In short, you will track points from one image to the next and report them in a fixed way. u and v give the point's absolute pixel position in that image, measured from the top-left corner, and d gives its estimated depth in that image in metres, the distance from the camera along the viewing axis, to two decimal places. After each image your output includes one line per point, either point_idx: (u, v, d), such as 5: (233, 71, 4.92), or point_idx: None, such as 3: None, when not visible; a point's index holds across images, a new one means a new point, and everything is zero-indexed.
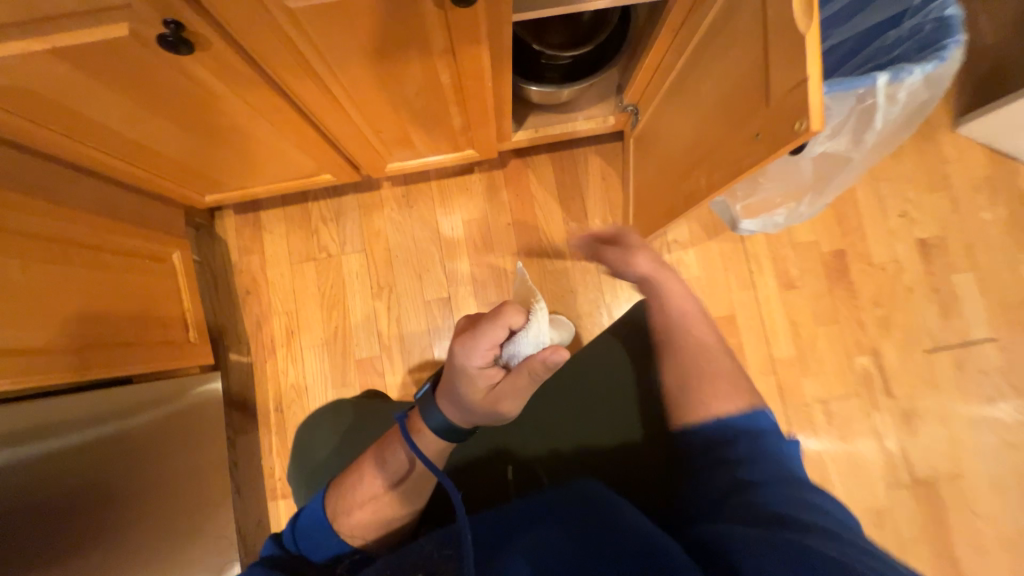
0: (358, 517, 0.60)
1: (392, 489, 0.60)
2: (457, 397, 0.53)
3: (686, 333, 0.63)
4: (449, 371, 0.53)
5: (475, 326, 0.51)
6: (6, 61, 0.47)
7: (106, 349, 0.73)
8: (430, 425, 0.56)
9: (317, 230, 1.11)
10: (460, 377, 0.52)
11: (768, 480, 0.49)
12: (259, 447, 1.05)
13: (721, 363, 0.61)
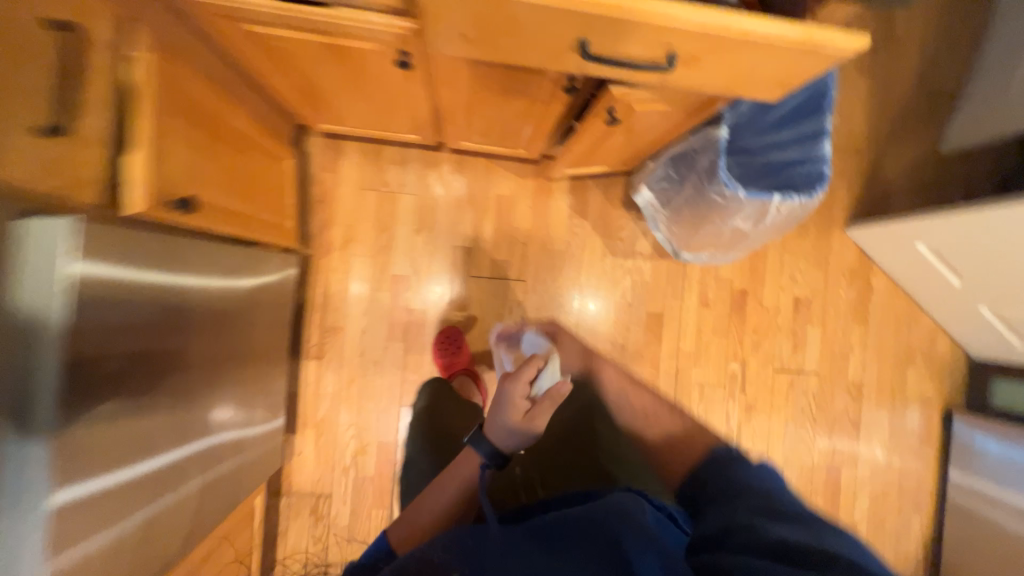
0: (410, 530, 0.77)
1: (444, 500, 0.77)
2: (503, 425, 0.78)
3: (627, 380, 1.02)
4: (496, 407, 0.80)
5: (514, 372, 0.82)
6: (294, 44, 0.79)
7: (257, 219, 1.08)
8: (482, 450, 0.78)
9: (385, 169, 1.42)
10: (504, 407, 0.80)
11: (779, 503, 0.56)
12: (303, 317, 1.41)
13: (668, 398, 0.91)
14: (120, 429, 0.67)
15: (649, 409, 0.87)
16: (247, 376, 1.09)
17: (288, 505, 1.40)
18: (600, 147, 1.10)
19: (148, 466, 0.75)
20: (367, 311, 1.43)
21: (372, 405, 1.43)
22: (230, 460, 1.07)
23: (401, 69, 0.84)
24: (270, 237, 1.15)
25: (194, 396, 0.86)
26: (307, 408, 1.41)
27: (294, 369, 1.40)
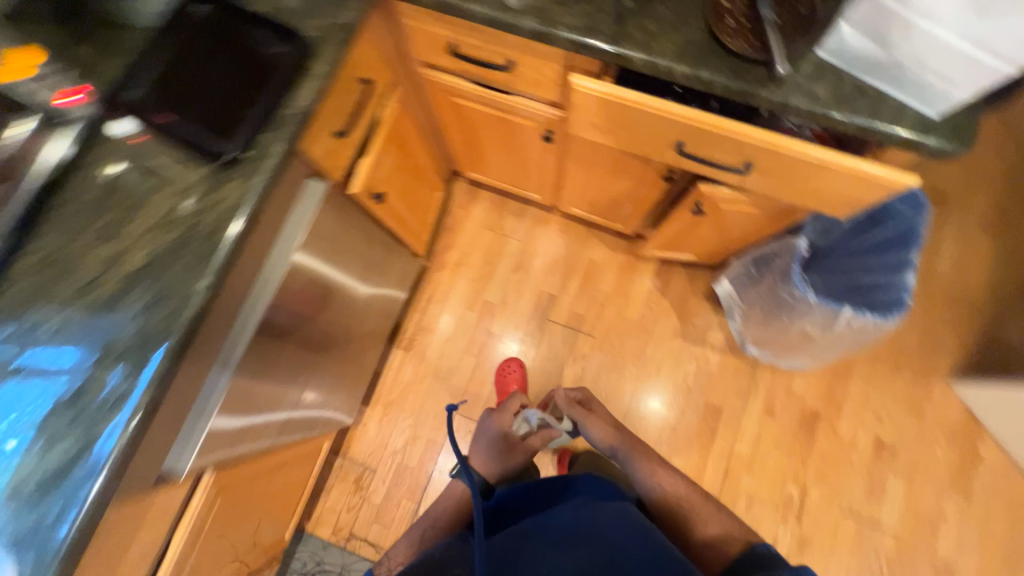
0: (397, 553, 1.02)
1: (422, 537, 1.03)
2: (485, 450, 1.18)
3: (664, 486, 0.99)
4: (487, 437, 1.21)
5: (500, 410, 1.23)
6: (479, 113, 1.13)
7: (409, 226, 1.42)
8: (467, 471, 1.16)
9: (504, 217, 1.75)
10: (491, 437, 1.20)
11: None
12: (406, 314, 1.71)
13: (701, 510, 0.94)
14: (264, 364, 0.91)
15: (684, 497, 0.97)
16: (355, 350, 1.33)
17: (340, 468, 1.59)
18: (683, 236, 1.28)
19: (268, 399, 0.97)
20: (455, 323, 1.69)
21: (433, 405, 1.64)
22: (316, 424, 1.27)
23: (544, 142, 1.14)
24: (411, 243, 1.48)
25: (319, 332, 1.08)
26: (384, 389, 1.66)
27: (385, 354, 1.68)
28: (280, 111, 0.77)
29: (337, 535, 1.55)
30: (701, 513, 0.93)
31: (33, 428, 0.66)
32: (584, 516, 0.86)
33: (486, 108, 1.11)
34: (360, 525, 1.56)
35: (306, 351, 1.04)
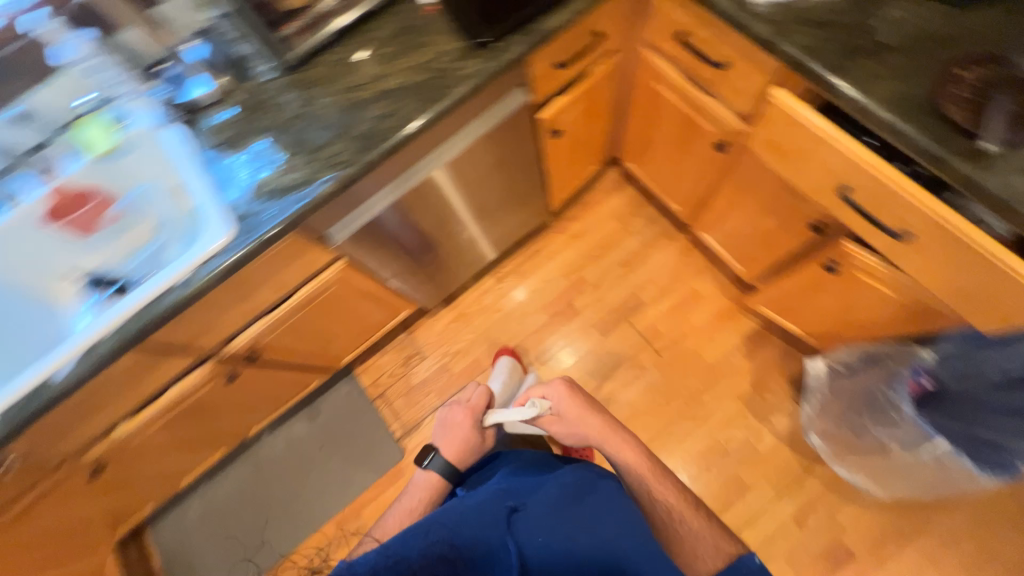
0: (381, 530, 1.04)
1: (407, 513, 1.06)
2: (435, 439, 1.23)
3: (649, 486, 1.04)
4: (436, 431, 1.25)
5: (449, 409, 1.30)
6: (669, 105, 1.25)
7: (559, 179, 1.58)
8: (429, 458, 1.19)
9: (636, 216, 1.84)
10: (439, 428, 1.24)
11: None
12: (512, 254, 1.89)
13: (686, 520, 0.97)
14: (399, 220, 1.15)
15: (672, 503, 1.01)
16: (465, 253, 1.56)
17: (400, 341, 1.84)
18: (802, 295, 1.26)
19: (387, 248, 1.21)
20: (546, 282, 1.83)
21: (495, 334, 1.81)
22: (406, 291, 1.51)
23: (716, 151, 1.21)
24: (552, 195, 1.64)
25: (458, 212, 1.31)
26: (464, 302, 1.86)
27: (479, 275, 1.88)
28: (531, 24, 0.97)
29: (373, 388, 1.81)
30: (687, 524, 0.97)
31: (281, 158, 0.95)
32: (596, 511, 0.87)
33: (679, 103, 1.21)
34: (393, 391, 1.80)
35: (428, 229, 1.27)
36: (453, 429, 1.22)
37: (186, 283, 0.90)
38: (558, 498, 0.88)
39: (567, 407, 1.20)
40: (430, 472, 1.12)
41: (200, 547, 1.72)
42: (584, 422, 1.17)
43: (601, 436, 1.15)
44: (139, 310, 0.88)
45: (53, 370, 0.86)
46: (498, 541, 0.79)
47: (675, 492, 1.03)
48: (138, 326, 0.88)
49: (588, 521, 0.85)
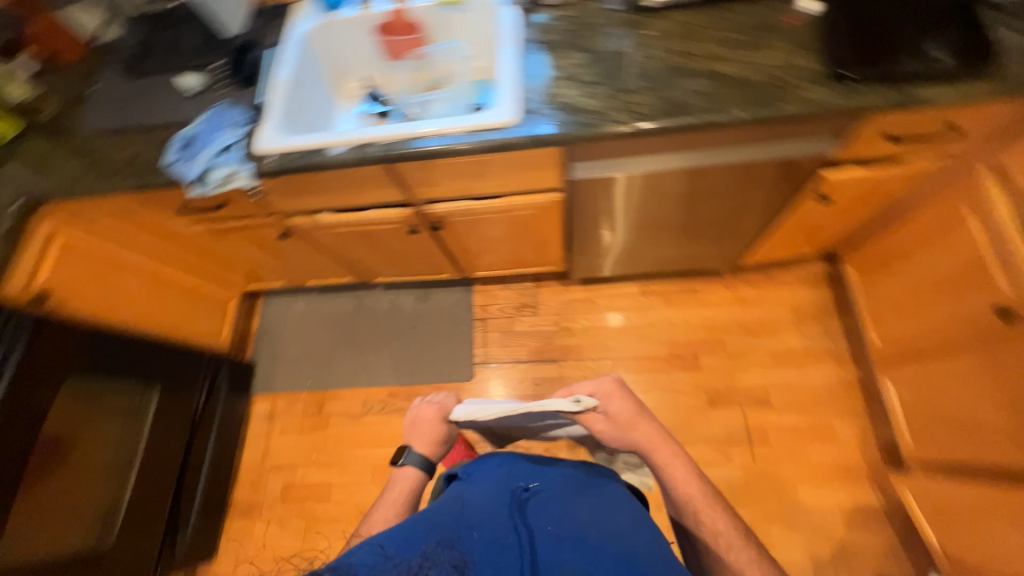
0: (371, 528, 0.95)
1: (397, 506, 0.99)
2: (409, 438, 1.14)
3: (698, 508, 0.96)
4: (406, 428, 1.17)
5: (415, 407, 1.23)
6: (965, 239, 1.08)
7: (774, 238, 1.48)
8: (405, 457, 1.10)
9: (816, 320, 1.67)
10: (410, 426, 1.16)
11: None
12: (669, 278, 1.81)
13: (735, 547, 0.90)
14: (625, 191, 1.15)
15: (720, 530, 0.93)
16: (643, 248, 1.53)
17: (525, 288, 1.89)
18: (982, 513, 1.05)
19: (595, 208, 1.24)
20: (686, 323, 1.74)
21: (610, 336, 1.77)
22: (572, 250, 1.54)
23: (990, 313, 1.03)
24: (756, 247, 1.55)
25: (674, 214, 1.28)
26: (599, 291, 1.84)
27: (628, 278, 1.84)
28: (902, 83, 0.89)
29: (480, 311, 1.89)
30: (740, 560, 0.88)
31: (589, 81, 0.99)
32: (615, 515, 0.80)
33: (982, 244, 1.05)
34: (494, 324, 1.87)
35: (637, 213, 1.26)
36: (421, 425, 1.15)
37: (459, 140, 0.99)
38: (567, 496, 0.83)
39: (617, 408, 1.06)
40: (407, 468, 1.06)
41: (287, 338, 2.00)
42: (631, 432, 1.04)
43: (651, 447, 1.03)
44: (403, 137, 1.01)
45: (332, 145, 1.02)
46: (507, 519, 0.73)
47: (722, 515, 0.95)
48: (405, 150, 1.00)
49: (606, 518, 0.79)
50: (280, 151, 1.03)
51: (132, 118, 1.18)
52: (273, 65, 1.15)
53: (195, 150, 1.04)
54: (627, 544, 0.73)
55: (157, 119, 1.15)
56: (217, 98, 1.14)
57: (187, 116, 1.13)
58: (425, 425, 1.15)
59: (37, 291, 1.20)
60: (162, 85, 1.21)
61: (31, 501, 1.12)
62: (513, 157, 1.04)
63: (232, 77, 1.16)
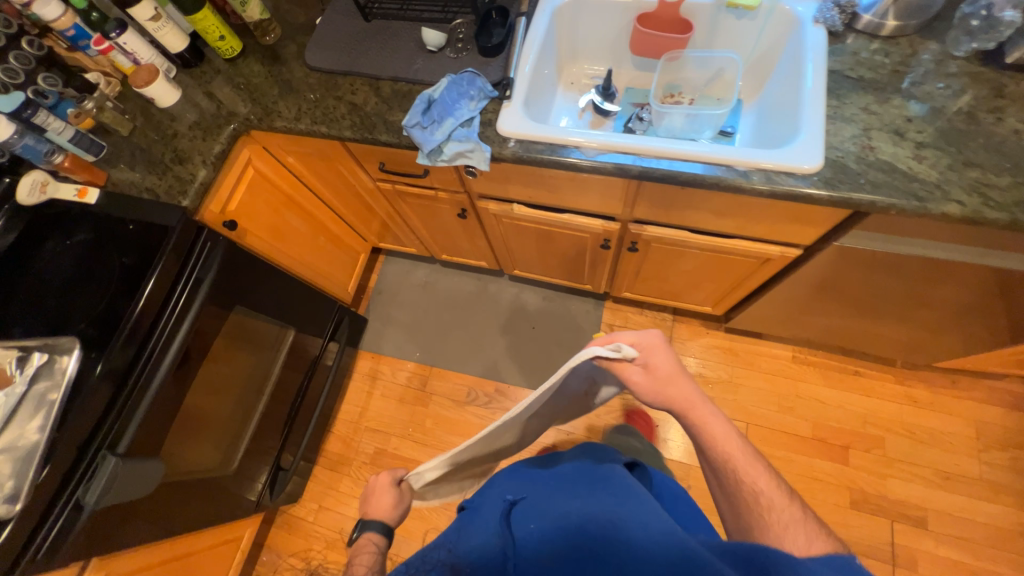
0: None
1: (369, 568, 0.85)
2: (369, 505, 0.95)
3: (736, 469, 0.66)
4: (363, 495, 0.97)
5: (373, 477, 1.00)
6: None
7: (1004, 347, 1.26)
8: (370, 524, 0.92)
9: (1004, 448, 1.44)
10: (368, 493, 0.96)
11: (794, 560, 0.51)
12: (829, 352, 1.62)
13: (775, 509, 0.61)
14: (884, 272, 0.98)
15: (760, 493, 0.63)
16: (837, 318, 1.35)
17: (660, 319, 1.76)
18: None
19: (823, 278, 1.08)
20: (841, 407, 1.55)
21: (747, 396, 1.61)
22: (752, 302, 1.38)
23: None
24: (970, 351, 1.34)
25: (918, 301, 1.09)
26: (744, 346, 1.67)
27: (781, 339, 1.65)
28: None
29: (607, 329, 1.78)
30: (786, 525, 0.59)
31: (920, 140, 0.81)
32: (602, 492, 0.70)
33: None
34: None
35: (872, 292, 1.08)
36: (377, 495, 0.95)
37: (739, 175, 0.84)
38: (560, 490, 0.75)
39: (654, 358, 0.72)
40: (370, 536, 0.90)
41: (401, 302, 1.97)
42: (669, 389, 0.70)
43: (685, 404, 0.70)
44: (674, 153, 0.87)
45: (586, 145, 0.91)
46: (490, 531, 0.70)
47: (762, 475, 0.64)
48: (673, 169, 0.87)
49: (591, 497, 0.69)
50: (526, 138, 0.94)
51: (357, 61, 1.10)
52: (522, 35, 1.04)
53: (438, 116, 0.95)
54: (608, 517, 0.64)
55: (387, 70, 1.07)
56: (456, 63, 1.04)
57: (421, 74, 1.05)
58: (388, 492, 0.95)
59: (229, 216, 1.18)
60: (394, 32, 1.12)
61: (189, 421, 1.12)
62: (788, 208, 0.89)
63: (475, 40, 1.05)
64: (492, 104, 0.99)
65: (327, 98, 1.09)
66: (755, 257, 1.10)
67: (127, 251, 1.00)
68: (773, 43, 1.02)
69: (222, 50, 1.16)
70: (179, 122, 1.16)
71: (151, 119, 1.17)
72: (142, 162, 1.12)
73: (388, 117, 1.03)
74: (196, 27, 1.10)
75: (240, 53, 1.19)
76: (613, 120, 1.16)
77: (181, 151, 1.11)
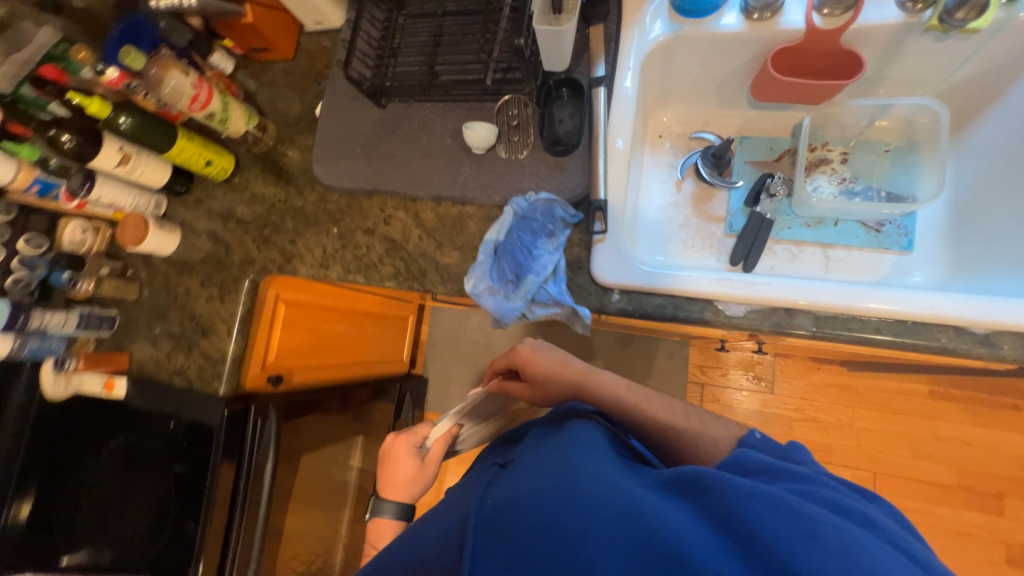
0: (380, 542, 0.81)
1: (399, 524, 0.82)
2: (393, 462, 0.83)
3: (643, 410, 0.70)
4: (388, 450, 0.84)
5: (400, 434, 0.85)
6: None
7: None
8: (393, 484, 0.82)
9: None
10: (394, 451, 0.83)
11: (773, 511, 0.44)
12: (981, 387, 1.34)
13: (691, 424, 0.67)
14: None
15: (668, 422, 0.68)
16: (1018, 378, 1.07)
17: (760, 356, 1.50)
18: None
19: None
20: (996, 452, 1.31)
21: (876, 443, 1.39)
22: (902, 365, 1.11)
23: None
24: None
25: None
26: (869, 384, 1.41)
27: (917, 375, 1.37)
28: None
29: (697, 371, 1.55)
30: (701, 428, 0.66)
31: None
32: (566, 451, 0.54)
33: None
34: (713, 392, 1.53)
35: None
36: (404, 459, 0.82)
37: (971, 338, 0.59)
38: (525, 455, 0.58)
39: (530, 364, 0.77)
40: (389, 503, 0.82)
41: (459, 354, 1.82)
42: (553, 381, 0.76)
43: (573, 390, 0.75)
44: (867, 307, 0.61)
45: (730, 300, 0.66)
46: (447, 517, 0.52)
47: (654, 402, 0.70)
48: (871, 334, 0.61)
49: (543, 458, 0.54)
50: (640, 288, 0.69)
51: (382, 171, 0.84)
52: (604, 117, 0.73)
53: (513, 273, 0.70)
54: (560, 483, 0.48)
55: (425, 187, 0.81)
56: (517, 170, 0.77)
57: (472, 190, 0.78)
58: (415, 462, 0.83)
59: (271, 369, 1.02)
60: (422, 122, 0.84)
61: None
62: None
63: (536, 129, 0.77)
64: (577, 232, 0.73)
65: (356, 230, 0.85)
66: (944, 364, 0.84)
67: (178, 458, 0.88)
68: (992, 71, 0.68)
69: (211, 174, 0.92)
70: (185, 271, 0.96)
71: (156, 270, 0.97)
72: (162, 331, 0.95)
73: (441, 259, 0.80)
74: (177, 161, 0.87)
75: (234, 170, 0.95)
76: (727, 191, 0.86)
77: (200, 317, 0.92)
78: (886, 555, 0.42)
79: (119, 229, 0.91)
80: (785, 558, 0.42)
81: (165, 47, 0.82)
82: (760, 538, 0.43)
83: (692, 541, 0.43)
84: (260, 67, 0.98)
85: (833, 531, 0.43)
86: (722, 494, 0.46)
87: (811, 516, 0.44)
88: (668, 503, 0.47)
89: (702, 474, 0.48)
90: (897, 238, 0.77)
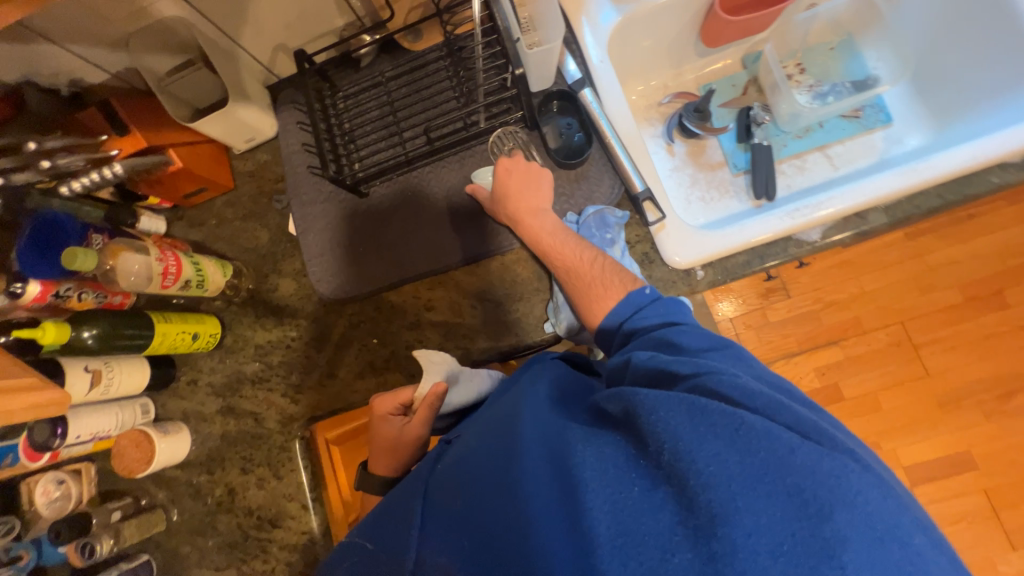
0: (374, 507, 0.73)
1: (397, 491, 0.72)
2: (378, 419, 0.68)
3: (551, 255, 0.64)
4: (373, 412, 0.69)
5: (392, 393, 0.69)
6: None
7: None
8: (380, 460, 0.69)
9: None
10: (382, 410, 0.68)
11: (675, 419, 0.37)
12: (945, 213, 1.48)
13: (596, 271, 0.61)
14: None
15: (577, 263, 0.62)
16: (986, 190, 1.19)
17: None
18: None
19: None
20: None
21: None
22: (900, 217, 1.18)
23: None
24: None
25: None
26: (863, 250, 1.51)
27: None
28: None
29: None
30: (603, 275, 0.60)
31: None
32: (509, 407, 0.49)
33: None
34: None
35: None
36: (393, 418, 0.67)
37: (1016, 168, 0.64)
38: (482, 415, 0.53)
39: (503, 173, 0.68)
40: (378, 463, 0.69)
41: None
42: (501, 204, 0.69)
43: (515, 220, 0.68)
44: (898, 191, 0.66)
45: (805, 228, 0.68)
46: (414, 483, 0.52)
47: (571, 245, 0.63)
48: (936, 202, 0.66)
49: (492, 419, 0.49)
50: (717, 255, 0.68)
51: (399, 254, 0.77)
52: (603, 112, 0.71)
53: None
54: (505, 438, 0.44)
55: (455, 253, 0.76)
56: None
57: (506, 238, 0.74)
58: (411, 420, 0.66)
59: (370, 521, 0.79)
60: (418, 191, 0.78)
61: None
62: None
63: (540, 150, 0.74)
64: (631, 230, 0.71)
65: (400, 329, 0.78)
66: None
67: None
68: None
69: (201, 347, 0.78)
70: (216, 466, 0.79)
71: (175, 483, 0.79)
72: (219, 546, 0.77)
73: (508, 315, 0.75)
74: (159, 351, 0.72)
75: (223, 330, 0.81)
76: (717, 137, 0.88)
77: (263, 509, 0.78)
78: (808, 453, 0.34)
79: (116, 459, 0.71)
80: (697, 468, 0.34)
81: (93, 233, 0.67)
82: (665, 445, 0.36)
83: (614, 472, 0.38)
84: (198, 212, 0.85)
85: (729, 420, 0.36)
86: (636, 408, 0.39)
87: (713, 407, 0.36)
88: (594, 434, 0.41)
89: (622, 395, 0.41)
90: (877, 115, 0.85)
